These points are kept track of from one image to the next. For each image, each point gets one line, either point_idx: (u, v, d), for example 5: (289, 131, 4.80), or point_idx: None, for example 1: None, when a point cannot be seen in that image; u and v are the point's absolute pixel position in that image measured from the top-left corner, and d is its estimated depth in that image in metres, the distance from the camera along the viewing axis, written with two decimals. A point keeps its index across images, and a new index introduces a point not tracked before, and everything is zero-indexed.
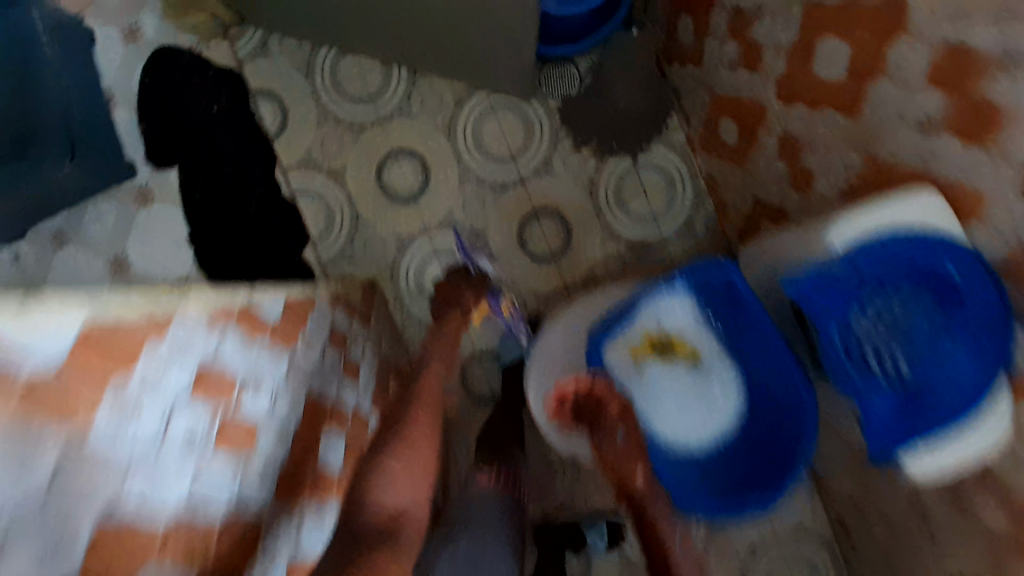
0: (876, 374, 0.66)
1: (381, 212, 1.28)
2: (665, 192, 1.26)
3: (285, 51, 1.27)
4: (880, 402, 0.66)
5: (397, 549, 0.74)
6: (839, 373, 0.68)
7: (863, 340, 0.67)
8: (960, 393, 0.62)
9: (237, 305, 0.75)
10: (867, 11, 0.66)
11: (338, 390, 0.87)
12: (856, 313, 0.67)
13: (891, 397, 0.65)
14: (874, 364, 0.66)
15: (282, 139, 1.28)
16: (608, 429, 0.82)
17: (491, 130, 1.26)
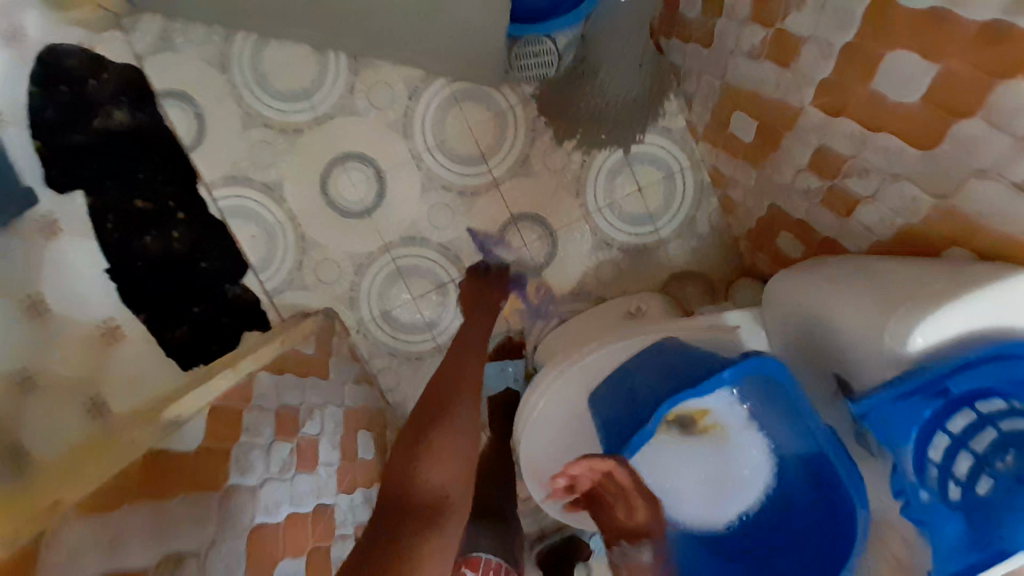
0: (946, 497, 0.53)
1: (330, 230, 1.06)
2: (662, 188, 1.08)
3: (193, 41, 1.04)
4: (948, 528, 0.53)
5: (439, 530, 0.71)
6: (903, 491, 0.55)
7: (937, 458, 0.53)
8: None
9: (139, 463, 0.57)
10: (968, 28, 0.49)
11: (294, 498, 0.72)
12: (932, 430, 0.53)
13: (959, 522, 0.52)
14: (949, 486, 0.53)
15: (199, 149, 1.05)
16: (612, 516, 0.72)
17: (455, 124, 1.05)
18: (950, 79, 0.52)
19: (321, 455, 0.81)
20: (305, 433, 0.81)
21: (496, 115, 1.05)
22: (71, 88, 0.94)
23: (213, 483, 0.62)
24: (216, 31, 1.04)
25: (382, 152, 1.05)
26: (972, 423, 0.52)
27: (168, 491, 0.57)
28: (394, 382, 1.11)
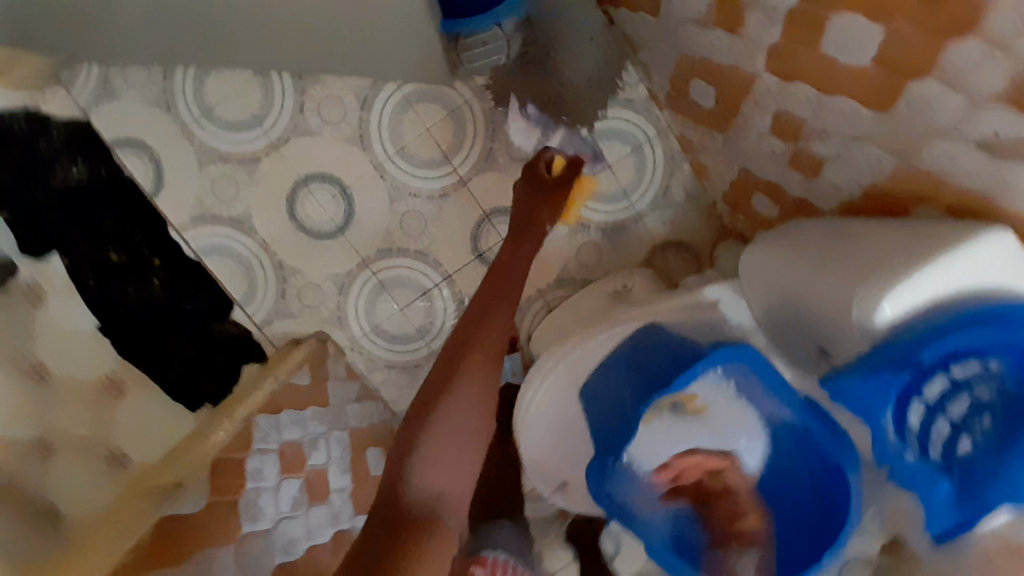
0: (933, 461, 0.54)
1: (305, 254, 1.06)
2: (630, 162, 1.07)
3: (135, 84, 1.02)
4: (939, 489, 0.54)
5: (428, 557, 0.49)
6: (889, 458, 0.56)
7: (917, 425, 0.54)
8: None
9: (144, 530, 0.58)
10: None
11: (310, 528, 0.74)
12: (909, 399, 0.53)
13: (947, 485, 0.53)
14: (930, 449, 0.54)
15: (160, 194, 1.03)
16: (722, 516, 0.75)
17: (412, 127, 1.02)
18: (900, 44, 0.50)
19: (331, 482, 0.83)
20: (312, 465, 0.82)
21: (453, 113, 1.02)
22: (20, 148, 0.85)
23: (224, 537, 0.63)
24: (155, 70, 1.01)
25: (345, 168, 1.03)
26: (950, 389, 0.51)
27: (179, 560, 0.58)
28: (396, 391, 1.12)
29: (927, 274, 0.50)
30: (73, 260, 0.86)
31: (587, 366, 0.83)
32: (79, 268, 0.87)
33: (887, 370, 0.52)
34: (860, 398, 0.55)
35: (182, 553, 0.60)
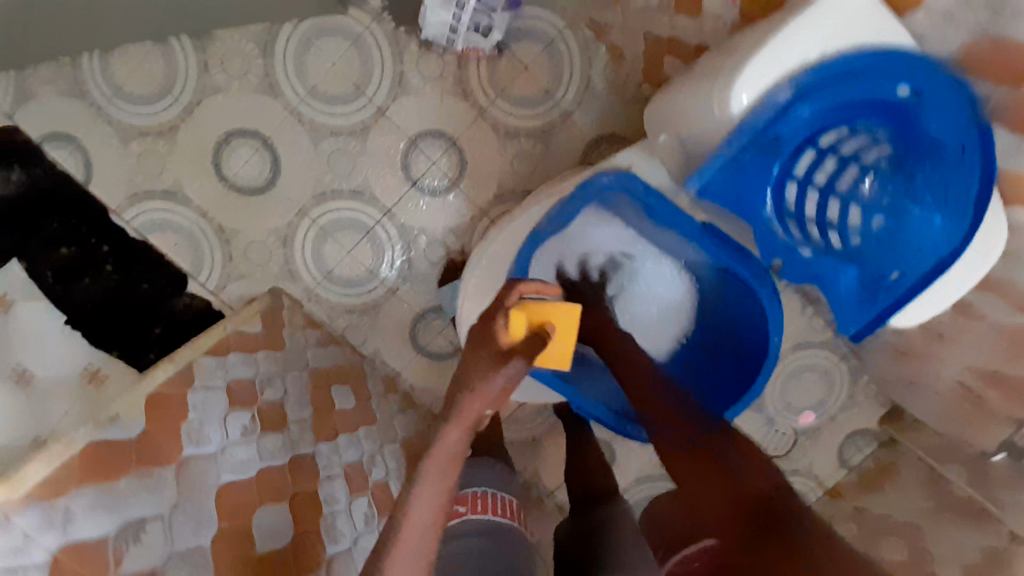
0: (821, 246, 0.69)
1: (242, 212, 1.07)
2: (545, 59, 1.04)
3: (46, 80, 0.99)
4: (847, 277, 0.68)
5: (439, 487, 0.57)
6: (783, 250, 0.70)
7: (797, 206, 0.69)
8: (944, 240, 0.63)
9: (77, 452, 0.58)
10: None
11: (261, 453, 0.76)
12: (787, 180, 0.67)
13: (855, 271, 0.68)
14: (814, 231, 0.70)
15: (95, 181, 1.02)
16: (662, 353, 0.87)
17: (318, 65, 1.02)
18: None
19: (288, 415, 0.85)
20: (265, 400, 0.84)
21: (356, 43, 1.01)
22: None
23: (167, 457, 0.65)
24: (59, 61, 0.98)
25: (263, 119, 1.03)
26: (819, 157, 0.66)
27: (118, 477, 0.59)
28: (362, 335, 1.14)
29: (793, 50, 0.60)
30: (32, 265, 0.93)
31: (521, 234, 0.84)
32: (42, 270, 0.94)
33: (760, 154, 0.64)
34: (738, 196, 0.68)
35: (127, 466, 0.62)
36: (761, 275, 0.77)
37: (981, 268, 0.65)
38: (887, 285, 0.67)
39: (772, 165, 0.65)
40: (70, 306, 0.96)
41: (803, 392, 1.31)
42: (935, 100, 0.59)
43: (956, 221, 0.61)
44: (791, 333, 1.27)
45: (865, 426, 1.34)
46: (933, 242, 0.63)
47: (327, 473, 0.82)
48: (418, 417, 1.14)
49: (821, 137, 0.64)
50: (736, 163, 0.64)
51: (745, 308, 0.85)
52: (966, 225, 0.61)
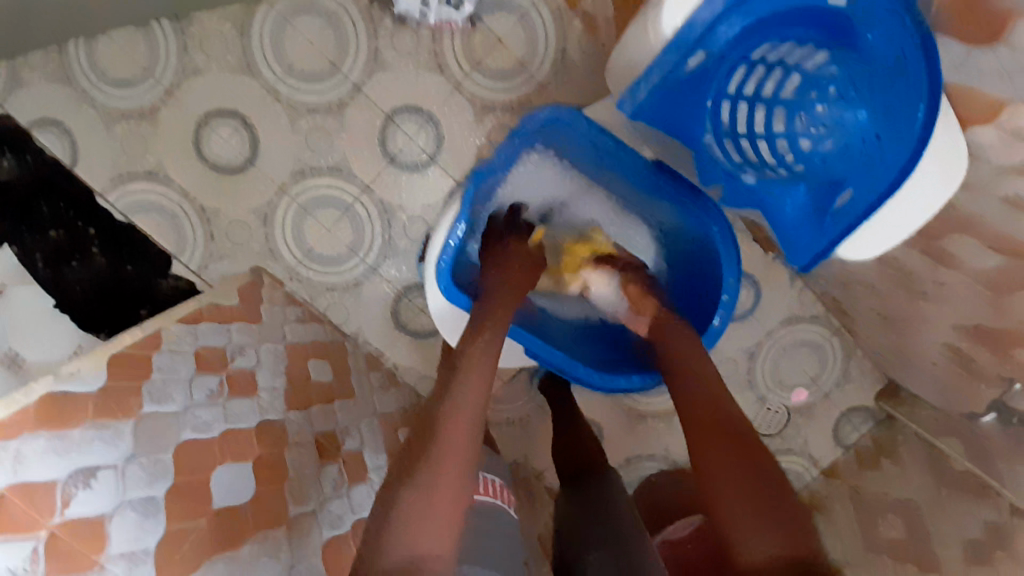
0: (750, 166, 0.78)
1: (222, 192, 1.08)
2: (519, 31, 1.04)
3: (37, 68, 1.00)
4: (794, 197, 0.73)
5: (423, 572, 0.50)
6: (717, 171, 0.81)
7: (733, 126, 0.78)
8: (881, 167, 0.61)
9: (33, 402, 0.58)
10: None
11: (229, 415, 0.76)
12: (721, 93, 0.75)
13: (801, 190, 0.72)
14: (750, 155, 0.78)
15: (81, 164, 1.03)
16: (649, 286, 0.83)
17: (294, 43, 1.04)
18: None
19: (260, 382, 0.85)
20: (236, 368, 0.84)
21: (331, 21, 1.03)
22: None
23: (127, 411, 0.65)
24: (48, 48, 1.00)
25: (243, 99, 1.05)
26: (750, 74, 0.74)
27: (75, 424, 0.60)
28: (344, 313, 1.14)
29: None
30: (23, 248, 0.89)
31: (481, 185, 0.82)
32: (33, 254, 0.90)
33: (696, 73, 0.71)
34: (680, 115, 0.76)
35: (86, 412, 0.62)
36: (716, 215, 0.81)
37: (942, 194, 0.59)
38: (839, 207, 0.66)
39: (714, 82, 0.73)
40: (60, 292, 0.92)
41: (795, 366, 1.31)
42: (865, 9, 0.59)
43: (890, 125, 0.61)
44: (782, 307, 1.28)
45: (860, 402, 1.34)
46: (884, 155, 0.61)
47: (297, 439, 0.82)
48: (401, 395, 1.13)
49: (756, 57, 0.72)
50: (673, 86, 0.71)
51: (703, 252, 0.86)
52: (917, 136, 0.57)
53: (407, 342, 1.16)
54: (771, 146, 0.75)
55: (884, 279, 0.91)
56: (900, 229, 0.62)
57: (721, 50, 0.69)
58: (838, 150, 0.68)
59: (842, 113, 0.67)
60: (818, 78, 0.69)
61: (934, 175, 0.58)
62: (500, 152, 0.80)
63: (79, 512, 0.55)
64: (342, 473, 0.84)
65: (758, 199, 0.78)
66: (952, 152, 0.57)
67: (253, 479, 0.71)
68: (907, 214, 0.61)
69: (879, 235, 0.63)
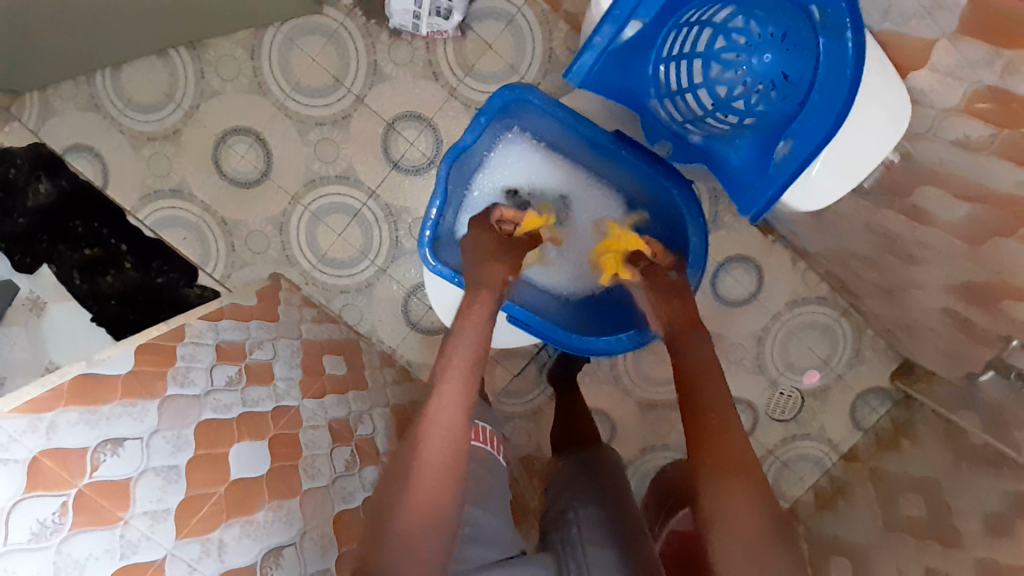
0: (690, 126, 0.79)
1: (240, 204, 1.16)
2: (508, 36, 1.12)
3: (65, 97, 1.11)
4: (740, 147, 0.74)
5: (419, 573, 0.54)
6: (659, 133, 0.80)
7: (672, 90, 0.78)
8: (821, 113, 0.62)
9: (69, 377, 0.63)
10: None
11: (246, 399, 0.82)
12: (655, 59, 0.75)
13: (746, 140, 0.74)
14: (689, 119, 0.79)
15: (111, 185, 1.13)
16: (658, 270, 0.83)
17: (300, 62, 1.12)
18: None
19: (276, 371, 0.91)
20: (253, 359, 0.90)
21: (333, 39, 1.12)
22: None
23: (153, 392, 0.71)
24: (75, 79, 1.11)
25: (255, 116, 1.14)
26: (682, 39, 0.74)
27: (106, 399, 0.65)
28: (357, 313, 1.19)
29: None
30: (60, 267, 1.01)
31: (459, 167, 0.86)
32: (69, 270, 1.02)
33: (635, 40, 0.71)
34: (627, 80, 0.75)
35: (114, 389, 0.67)
36: (672, 178, 0.81)
37: (887, 144, 0.65)
38: (779, 158, 0.66)
39: (650, 49, 0.74)
40: (95, 301, 1.01)
41: (803, 350, 1.28)
42: None
43: (804, 69, 0.66)
44: (785, 291, 1.26)
45: (874, 383, 1.29)
46: (816, 102, 0.62)
47: (311, 422, 0.87)
48: (413, 388, 1.17)
49: (683, 19, 0.72)
50: (612, 53, 0.71)
51: (673, 218, 0.88)
52: (848, 86, 0.59)
53: (417, 338, 1.20)
54: (700, 99, 0.78)
55: (872, 245, 0.92)
56: (855, 172, 0.66)
57: (654, 17, 0.70)
58: (773, 95, 0.72)
59: (752, 59, 0.72)
60: (729, 29, 0.73)
61: (874, 119, 0.64)
62: (466, 130, 0.83)
63: (106, 475, 0.60)
64: (355, 454, 0.89)
65: (706, 155, 0.79)
66: (895, 106, 0.64)
67: (268, 456, 0.76)
68: (862, 153, 0.65)
69: (828, 182, 0.67)
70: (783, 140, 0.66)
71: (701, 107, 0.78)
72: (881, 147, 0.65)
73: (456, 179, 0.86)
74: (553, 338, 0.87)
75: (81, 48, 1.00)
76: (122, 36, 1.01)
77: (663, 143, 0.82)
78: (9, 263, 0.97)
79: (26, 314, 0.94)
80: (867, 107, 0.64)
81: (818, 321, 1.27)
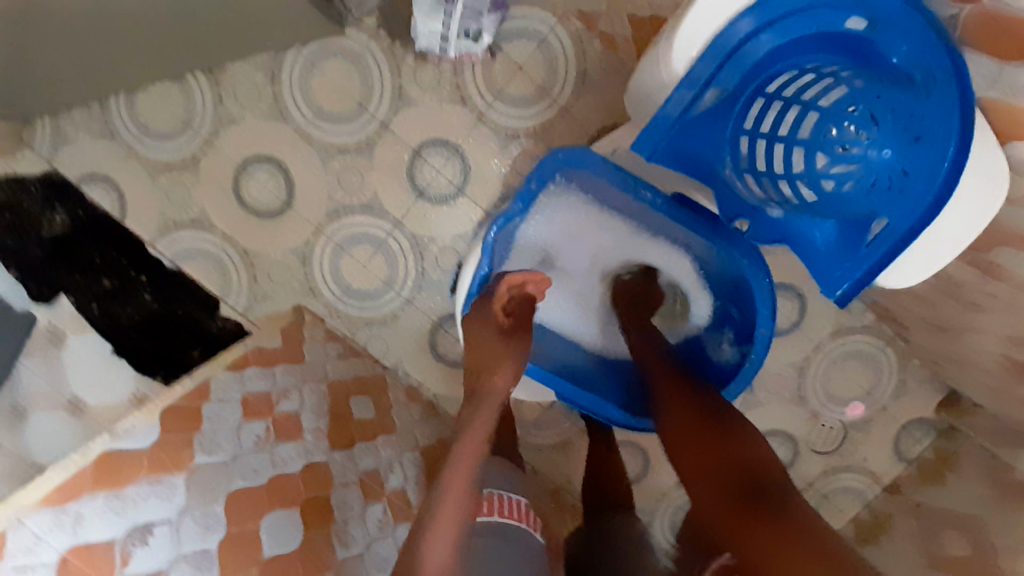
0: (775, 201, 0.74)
1: (262, 236, 1.12)
2: (540, 57, 1.05)
3: (78, 124, 1.07)
4: (826, 229, 0.71)
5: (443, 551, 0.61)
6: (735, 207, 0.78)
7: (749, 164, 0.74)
8: (918, 199, 0.60)
9: (92, 463, 0.61)
10: None
11: (274, 461, 0.78)
12: (736, 130, 0.74)
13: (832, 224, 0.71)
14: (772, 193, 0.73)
15: (130, 215, 1.09)
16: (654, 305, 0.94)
17: (321, 86, 1.07)
18: None
19: (303, 423, 0.87)
20: (280, 410, 0.86)
21: (355, 62, 1.06)
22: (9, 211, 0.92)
23: (180, 464, 0.68)
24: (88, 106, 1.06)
25: (276, 143, 1.09)
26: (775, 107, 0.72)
27: (130, 481, 0.62)
28: (383, 345, 1.15)
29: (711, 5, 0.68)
30: (78, 296, 0.94)
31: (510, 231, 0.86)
32: (88, 301, 0.94)
33: (713, 105, 0.73)
34: (699, 148, 0.75)
35: (138, 466, 0.64)
36: (742, 249, 0.81)
37: (992, 206, 0.61)
38: (874, 236, 0.65)
39: (730, 119, 0.73)
40: (115, 334, 0.95)
41: (846, 381, 1.22)
42: (886, 25, 0.63)
43: (910, 157, 0.61)
44: (828, 319, 1.20)
45: (919, 415, 1.22)
46: (914, 182, 0.60)
47: (340, 479, 0.84)
48: (441, 423, 1.13)
49: (774, 88, 0.72)
50: (686, 120, 0.73)
51: (735, 278, 0.86)
52: (944, 172, 0.58)
53: (444, 372, 1.17)
54: (797, 185, 0.70)
55: (934, 287, 0.86)
56: (947, 247, 0.63)
57: (738, 85, 0.72)
58: (864, 189, 0.64)
59: (869, 152, 0.63)
60: (839, 114, 0.65)
61: (974, 198, 0.60)
62: (517, 197, 0.82)
63: (137, 570, 0.58)
64: (387, 511, 0.86)
65: (785, 233, 0.76)
66: (990, 178, 0.60)
67: (298, 526, 0.73)
68: (969, 219, 0.61)
69: (925, 254, 0.64)
70: (877, 218, 0.65)
71: (799, 196, 0.70)
72: (988, 203, 0.60)
73: (502, 243, 0.85)
74: (593, 412, 0.90)
75: (97, 77, 0.95)
76: (138, 64, 0.96)
77: (742, 219, 0.79)
78: (24, 294, 0.88)
79: (48, 344, 0.86)
80: (973, 179, 0.60)
81: (863, 351, 1.20)
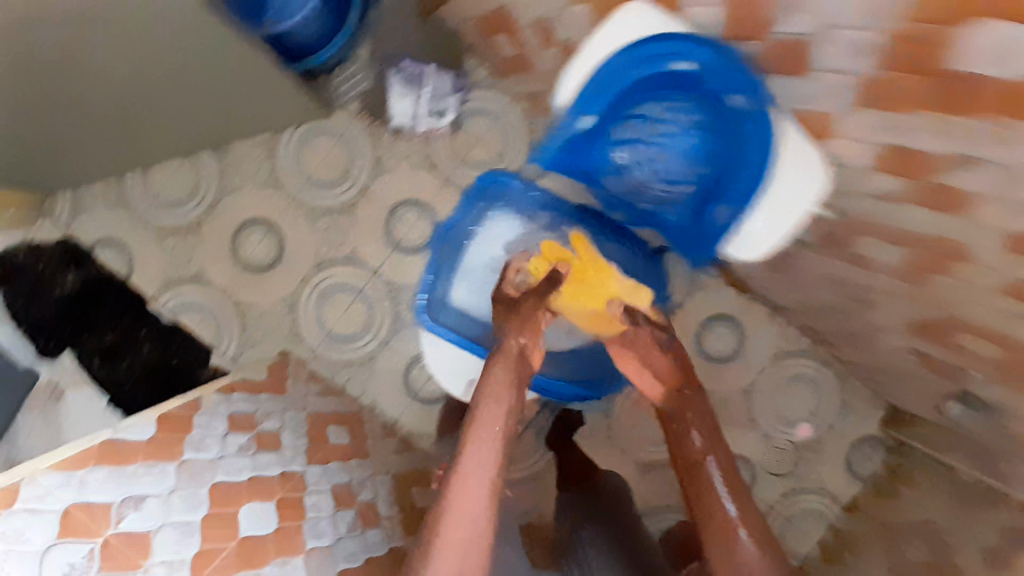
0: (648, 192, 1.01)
1: (254, 288, 1.25)
2: (496, 129, 1.26)
3: (95, 195, 1.23)
4: (682, 208, 0.99)
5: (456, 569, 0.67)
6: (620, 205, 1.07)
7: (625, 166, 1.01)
8: (742, 189, 0.86)
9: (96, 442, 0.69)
10: None
11: (255, 464, 0.86)
12: (612, 146, 0.99)
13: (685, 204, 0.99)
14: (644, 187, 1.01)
15: (136, 273, 1.23)
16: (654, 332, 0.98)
17: (312, 159, 1.26)
18: None
19: (283, 440, 0.96)
20: (263, 428, 0.95)
21: (341, 139, 1.26)
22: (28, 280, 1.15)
23: (170, 455, 0.76)
24: (108, 181, 1.24)
25: (270, 207, 1.26)
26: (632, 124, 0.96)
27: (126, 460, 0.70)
28: (361, 384, 1.25)
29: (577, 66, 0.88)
30: (82, 351, 1.14)
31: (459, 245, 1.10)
32: (90, 354, 1.14)
33: (590, 130, 0.96)
34: (588, 161, 1.01)
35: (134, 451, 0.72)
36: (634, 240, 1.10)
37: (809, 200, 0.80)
38: (720, 216, 0.91)
39: (603, 139, 0.98)
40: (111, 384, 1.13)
41: (793, 405, 1.31)
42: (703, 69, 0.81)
43: (732, 159, 0.87)
44: (768, 347, 1.32)
45: (866, 433, 1.30)
46: (736, 178, 0.87)
47: (315, 488, 0.91)
48: (415, 456, 1.20)
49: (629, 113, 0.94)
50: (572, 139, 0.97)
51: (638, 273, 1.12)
52: (761, 165, 0.81)
53: (418, 409, 1.25)
54: (652, 177, 0.99)
55: (835, 294, 0.99)
56: (780, 226, 0.84)
57: (602, 117, 0.94)
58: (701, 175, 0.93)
59: (689, 143, 0.93)
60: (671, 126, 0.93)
61: (785, 180, 0.80)
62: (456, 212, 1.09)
63: (130, 528, 0.64)
64: (357, 518, 0.92)
65: (655, 217, 1.05)
66: (804, 172, 0.78)
67: (274, 517, 0.80)
68: (797, 189, 0.79)
69: (767, 232, 0.85)
70: (719, 204, 0.91)
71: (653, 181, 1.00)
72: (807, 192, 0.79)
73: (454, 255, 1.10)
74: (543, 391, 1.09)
75: (120, 152, 1.13)
76: (157, 142, 1.14)
77: (619, 212, 1.08)
78: (34, 350, 1.11)
79: (46, 396, 1.06)
80: (787, 173, 0.79)
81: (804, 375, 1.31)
